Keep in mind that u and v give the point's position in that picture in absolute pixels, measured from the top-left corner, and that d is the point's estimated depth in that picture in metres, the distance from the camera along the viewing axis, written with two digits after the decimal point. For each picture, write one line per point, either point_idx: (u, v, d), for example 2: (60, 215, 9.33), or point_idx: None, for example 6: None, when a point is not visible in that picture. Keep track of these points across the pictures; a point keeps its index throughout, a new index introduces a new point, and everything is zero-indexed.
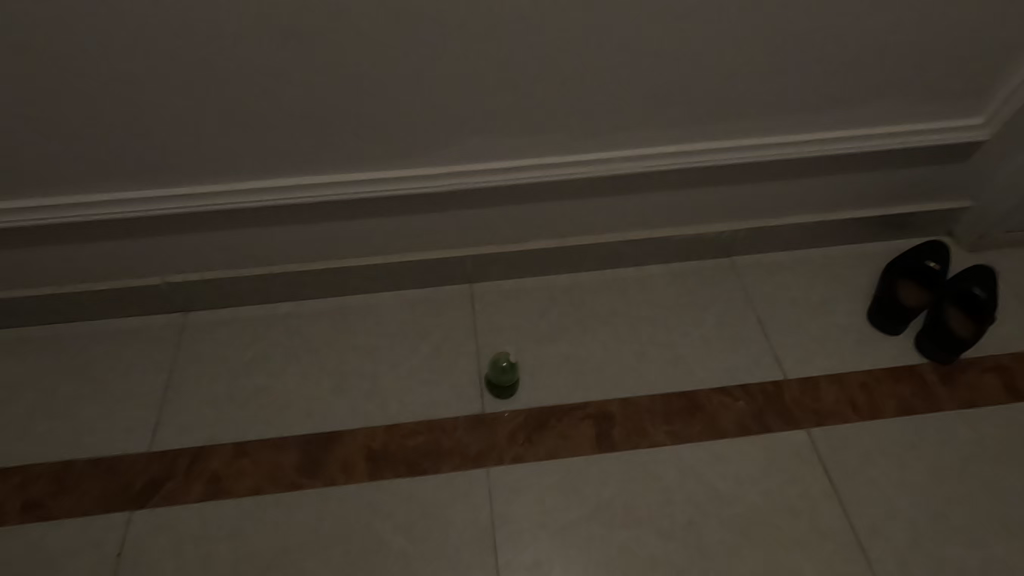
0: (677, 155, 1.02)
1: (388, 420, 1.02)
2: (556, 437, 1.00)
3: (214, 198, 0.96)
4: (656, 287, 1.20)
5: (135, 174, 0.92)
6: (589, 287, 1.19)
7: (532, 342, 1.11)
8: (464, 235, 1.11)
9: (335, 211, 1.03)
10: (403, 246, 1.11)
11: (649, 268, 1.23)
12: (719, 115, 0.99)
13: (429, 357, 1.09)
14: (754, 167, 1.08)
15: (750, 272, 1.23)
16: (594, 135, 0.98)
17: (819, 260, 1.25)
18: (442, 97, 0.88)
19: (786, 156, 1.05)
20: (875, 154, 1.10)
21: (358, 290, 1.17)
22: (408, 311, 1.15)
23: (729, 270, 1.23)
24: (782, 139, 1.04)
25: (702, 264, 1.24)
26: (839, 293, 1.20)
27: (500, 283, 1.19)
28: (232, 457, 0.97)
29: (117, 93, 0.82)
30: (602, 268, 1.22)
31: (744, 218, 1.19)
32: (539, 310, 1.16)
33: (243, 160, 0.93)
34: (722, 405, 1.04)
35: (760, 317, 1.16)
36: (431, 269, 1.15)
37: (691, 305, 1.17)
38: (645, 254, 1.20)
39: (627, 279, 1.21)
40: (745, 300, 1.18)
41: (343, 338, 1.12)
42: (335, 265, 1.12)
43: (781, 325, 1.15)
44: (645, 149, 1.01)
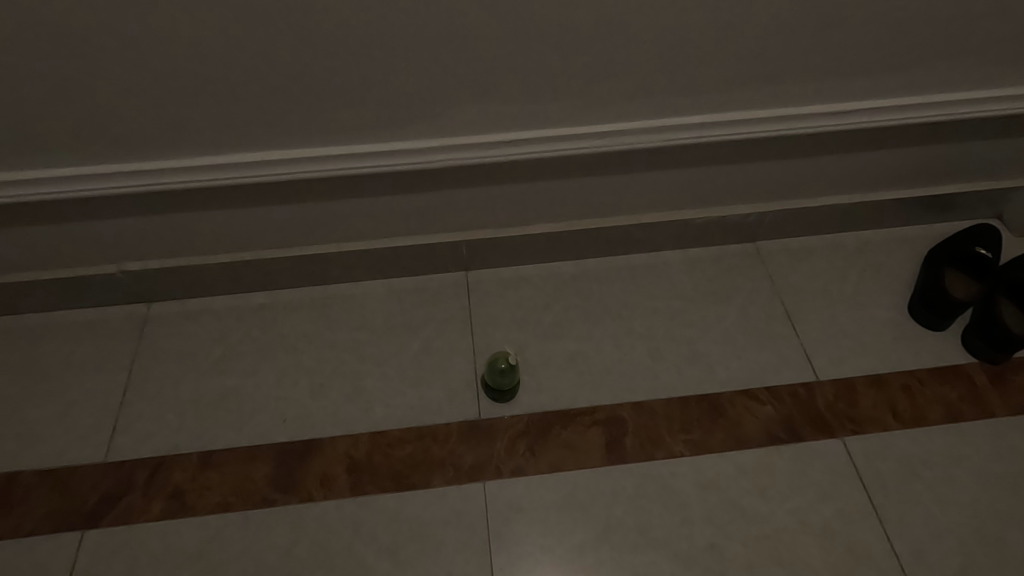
0: (704, 126, 0.88)
1: (372, 426, 0.91)
2: (560, 446, 0.89)
3: (169, 176, 0.83)
4: (673, 276, 1.08)
5: (73, 146, 0.79)
6: (597, 276, 1.07)
7: (535, 338, 1.00)
8: (459, 217, 0.99)
9: (311, 190, 0.90)
10: (389, 229, 0.99)
11: (665, 255, 1.10)
12: (755, 80, 0.85)
13: (420, 354, 0.98)
14: (790, 140, 0.95)
15: (777, 259, 1.10)
16: (610, 103, 0.84)
17: (854, 246, 1.12)
18: (430, 54, 0.75)
19: (828, 129, 0.92)
20: (926, 126, 0.96)
21: (340, 279, 1.05)
22: (396, 302, 1.04)
23: (753, 256, 1.11)
24: (824, 108, 0.90)
25: (724, 250, 1.11)
26: (876, 283, 1.08)
27: (498, 271, 1.07)
28: (197, 469, 0.87)
29: (42, 49, 0.69)
30: (613, 255, 1.09)
31: (772, 199, 1.07)
32: (543, 301, 1.04)
33: (200, 130, 0.80)
34: (747, 411, 0.93)
35: (788, 310, 1.04)
36: (422, 255, 1.03)
37: (711, 296, 1.06)
38: (661, 239, 1.08)
39: (641, 267, 1.09)
40: (772, 291, 1.06)
41: (325, 334, 1.00)
42: (314, 251, 0.99)
43: (814, 319, 1.03)
44: (667, 119, 0.88)
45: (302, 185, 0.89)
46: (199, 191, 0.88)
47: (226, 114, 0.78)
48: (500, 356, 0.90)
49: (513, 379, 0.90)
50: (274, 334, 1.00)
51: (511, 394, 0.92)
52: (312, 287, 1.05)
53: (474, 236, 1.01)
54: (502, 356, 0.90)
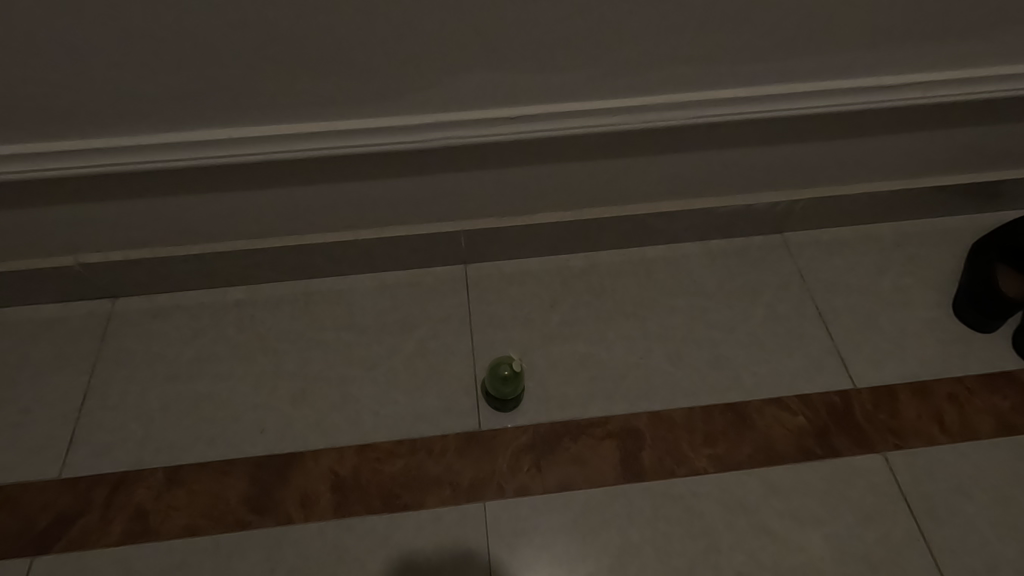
0: (738, 102, 0.77)
1: (360, 438, 0.81)
2: (570, 461, 0.80)
3: (122, 156, 0.72)
4: (692, 271, 0.98)
5: (10, 122, 0.68)
6: (609, 270, 0.97)
7: (541, 339, 0.90)
8: (457, 205, 0.88)
9: (290, 172, 0.80)
10: (378, 218, 0.88)
11: (683, 247, 1.00)
12: (800, 47, 0.73)
13: (413, 357, 0.89)
14: (831, 118, 0.84)
15: (807, 252, 1.00)
16: (631, 74, 0.73)
17: (891, 238, 1.02)
18: (420, 12, 0.63)
19: (877, 106, 0.81)
20: (982, 104, 0.85)
21: (326, 272, 0.95)
22: (387, 299, 0.94)
23: (780, 249, 1.01)
24: (875, 81, 0.78)
25: (748, 242, 1.01)
26: (916, 279, 0.98)
27: (500, 264, 0.97)
28: (163, 486, 0.77)
29: None
30: (626, 247, 0.99)
31: (804, 185, 0.96)
32: (550, 298, 0.94)
33: (155, 103, 0.69)
34: (778, 422, 0.84)
35: (820, 309, 0.94)
36: (415, 247, 0.92)
37: (734, 293, 0.96)
38: (680, 230, 0.98)
39: (657, 260, 0.99)
40: (801, 287, 0.97)
41: (308, 333, 0.91)
42: (295, 241, 0.89)
43: (849, 318, 0.93)
44: (696, 94, 0.77)
45: (279, 167, 0.78)
46: (162, 173, 0.77)
47: (188, 84, 0.67)
48: (503, 362, 0.80)
49: (518, 387, 0.81)
50: (253, 333, 0.91)
51: (515, 403, 0.83)
52: (295, 281, 0.95)
53: (474, 226, 0.91)
54: (505, 362, 0.80)
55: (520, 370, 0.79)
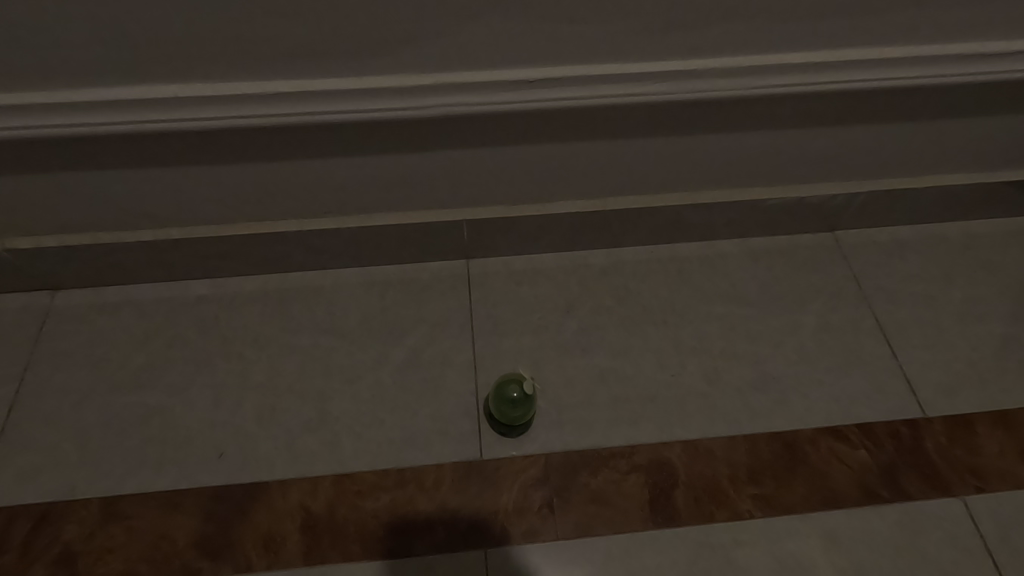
0: (810, 68, 0.62)
1: (337, 466, 0.68)
2: (589, 500, 0.67)
3: (40, 119, 0.58)
4: (731, 274, 0.84)
5: None
6: (635, 271, 0.84)
7: (554, 350, 0.77)
8: (458, 188, 0.74)
9: (252, 142, 0.65)
10: (365, 202, 0.74)
11: (718, 245, 0.87)
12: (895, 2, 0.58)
13: (404, 368, 0.75)
14: (916, 94, 0.69)
15: (863, 254, 0.87)
16: (680, 25, 0.58)
17: (960, 240, 0.88)
18: None
19: (979, 80, 0.65)
20: None
21: (305, 266, 0.81)
22: (376, 298, 0.81)
23: (832, 250, 0.87)
24: (979, 49, 0.63)
25: (794, 241, 0.88)
26: (990, 289, 0.84)
27: (509, 260, 0.84)
28: (99, 521, 0.64)
29: None
30: (654, 243, 0.86)
31: (868, 177, 0.82)
32: (564, 303, 0.81)
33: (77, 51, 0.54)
34: (836, 456, 0.70)
35: (880, 321, 0.81)
36: (409, 239, 0.79)
37: (780, 300, 0.82)
38: (718, 225, 0.84)
39: (689, 260, 0.85)
40: (857, 295, 0.83)
41: (282, 337, 0.77)
42: (266, 228, 0.75)
43: (913, 333, 0.80)
44: (757, 55, 0.61)
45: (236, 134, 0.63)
46: (93, 141, 0.62)
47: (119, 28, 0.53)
48: (513, 381, 0.67)
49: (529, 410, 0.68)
50: (216, 336, 0.77)
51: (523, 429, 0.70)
52: (268, 275, 0.82)
53: (477, 215, 0.77)
54: (515, 381, 0.67)
55: (532, 391, 0.67)
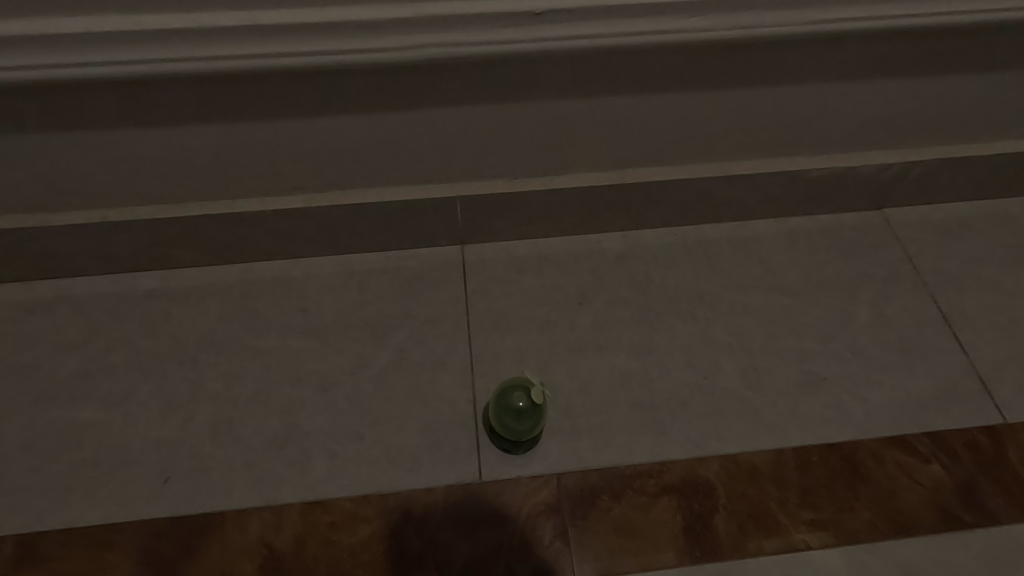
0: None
1: (307, 492, 0.57)
2: (610, 530, 0.56)
3: None
4: (768, 259, 0.73)
5: None
6: (656, 257, 0.73)
7: (565, 349, 0.66)
8: (449, 157, 0.62)
9: (194, 97, 0.53)
10: (339, 175, 0.62)
11: (751, 226, 0.76)
12: None
13: (389, 373, 0.64)
14: (998, 37, 0.57)
15: (919, 234, 0.75)
16: None
17: None
18: None
19: None
20: None
21: (274, 254, 0.70)
22: (357, 291, 0.69)
23: (883, 230, 0.76)
24: None
25: (839, 220, 0.76)
26: None
27: (511, 246, 0.73)
28: (15, 563, 0.53)
29: None
30: (677, 224, 0.74)
31: (930, 143, 0.70)
32: (576, 294, 0.70)
33: None
34: (904, 472, 0.59)
35: (944, 311, 0.70)
36: (393, 220, 0.67)
37: (826, 288, 0.71)
38: (752, 202, 0.73)
39: (718, 243, 0.74)
40: (915, 281, 0.72)
41: (244, 338, 0.66)
42: (221, 208, 0.63)
43: (983, 324, 0.68)
44: None
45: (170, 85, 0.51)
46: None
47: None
48: (517, 390, 0.56)
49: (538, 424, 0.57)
50: (167, 336, 0.65)
51: (530, 444, 0.59)
52: (230, 265, 0.70)
53: (473, 191, 0.65)
54: (521, 389, 0.56)
55: (541, 400, 0.55)
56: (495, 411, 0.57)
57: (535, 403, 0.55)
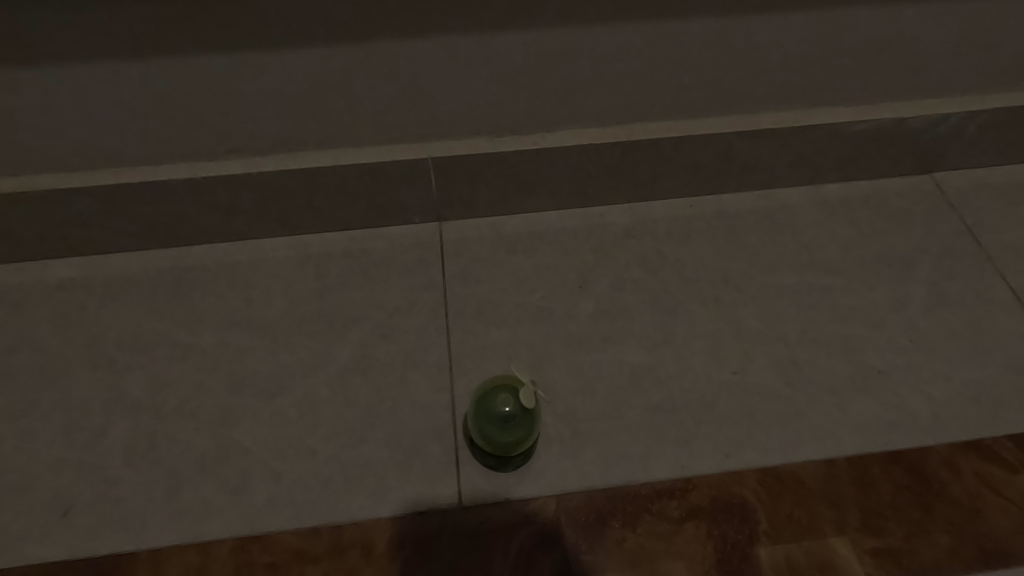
0: None
1: (242, 526, 0.46)
2: (625, 566, 0.45)
3: None
4: (801, 233, 0.62)
5: None
6: (669, 232, 0.61)
7: (562, 342, 0.54)
8: (416, 105, 0.51)
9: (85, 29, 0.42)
10: (283, 133, 0.51)
11: (779, 195, 0.64)
12: None
13: (350, 375, 0.53)
14: None
15: (977, 200, 0.64)
16: None
17: None
18: None
19: None
20: None
21: (213, 236, 0.58)
22: (312, 277, 0.58)
23: (934, 197, 0.64)
24: None
25: (882, 186, 0.65)
26: None
27: (496, 222, 0.61)
28: None
29: None
30: (693, 193, 0.63)
31: (994, 88, 0.59)
32: (575, 276, 0.58)
33: None
34: (987, 485, 0.48)
35: (1013, 289, 0.58)
36: (354, 190, 0.56)
37: (872, 265, 0.60)
38: (781, 165, 0.61)
39: (742, 215, 0.63)
40: (976, 255, 0.60)
41: (174, 335, 0.54)
42: (139, 176, 0.52)
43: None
44: None
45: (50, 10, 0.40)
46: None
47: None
48: (502, 391, 0.45)
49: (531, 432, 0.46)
50: (80, 337, 0.54)
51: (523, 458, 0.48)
52: (162, 249, 0.59)
53: (448, 153, 0.54)
54: (506, 390, 0.45)
55: (533, 403, 0.44)
56: (476, 422, 0.45)
57: (525, 406, 0.44)
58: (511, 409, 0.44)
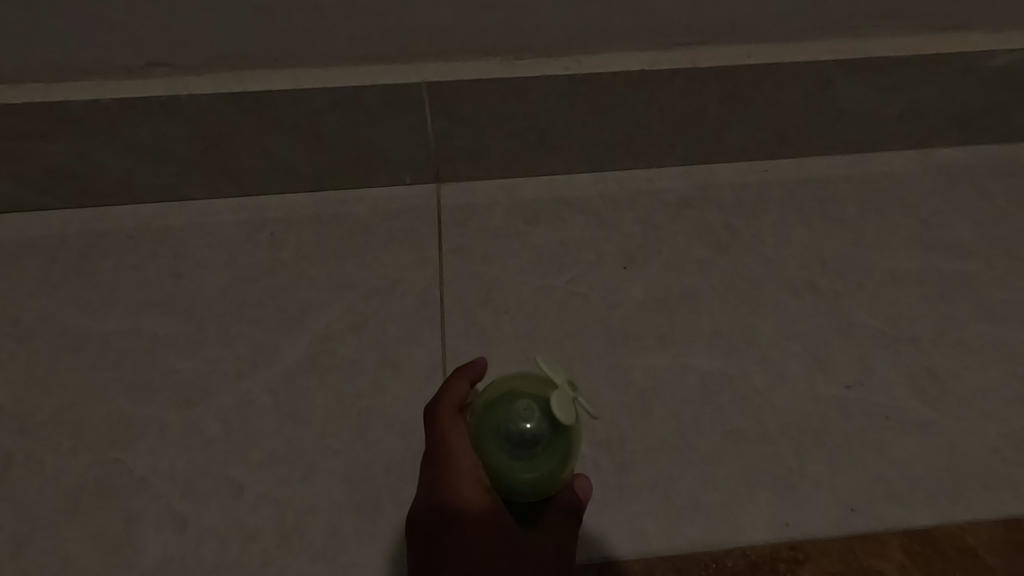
0: None
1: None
2: None
3: None
4: (917, 204, 0.46)
5: None
6: (740, 201, 0.46)
7: (600, 340, 0.39)
8: (407, 7, 0.37)
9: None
10: (222, 41, 0.37)
11: (883, 158, 0.49)
12: None
13: (304, 378, 0.38)
14: None
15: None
16: None
17: None
18: None
19: None
20: None
21: (139, 191, 0.44)
22: (265, 248, 0.43)
23: None
24: None
25: (1018, 148, 0.50)
26: None
27: (513, 183, 0.47)
28: None
29: None
30: (771, 153, 0.48)
31: None
32: (618, 254, 0.43)
33: None
34: None
35: None
36: (323, 132, 0.42)
37: (1018, 248, 0.44)
38: (891, 115, 0.46)
39: (835, 182, 0.48)
40: None
41: (70, 319, 0.40)
42: (26, 96, 0.38)
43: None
44: None
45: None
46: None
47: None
48: (520, 397, 0.27)
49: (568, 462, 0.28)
50: None
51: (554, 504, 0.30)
52: (70, 210, 0.44)
53: (447, 77, 0.40)
54: (527, 397, 0.27)
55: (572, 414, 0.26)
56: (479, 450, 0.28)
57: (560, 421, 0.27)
58: (537, 426, 0.26)
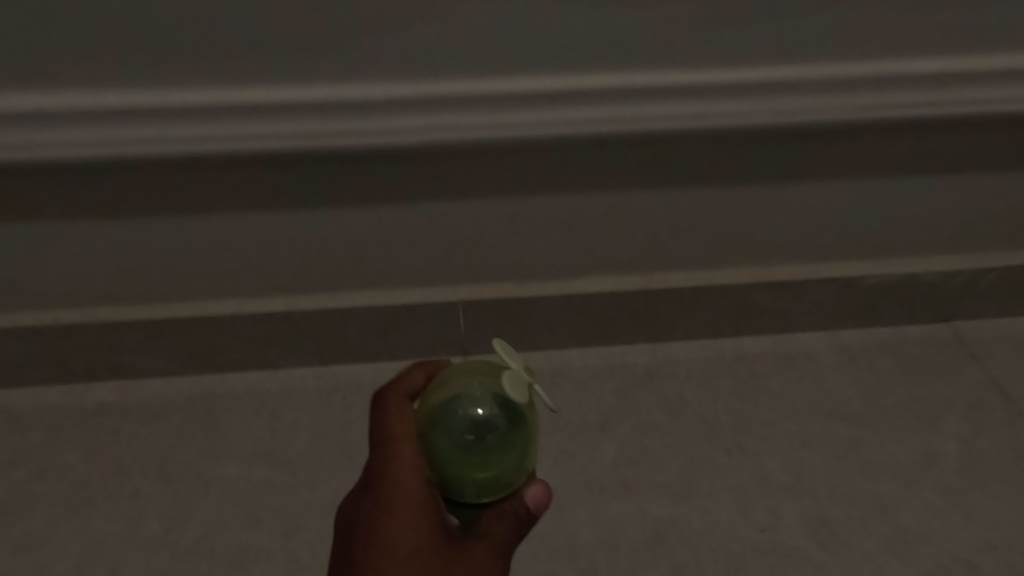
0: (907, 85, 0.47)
1: None
2: None
3: None
4: (822, 378, 0.62)
5: None
6: (689, 374, 0.62)
7: (582, 488, 0.54)
8: (450, 255, 0.55)
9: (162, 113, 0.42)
10: (325, 275, 0.55)
11: (799, 339, 0.65)
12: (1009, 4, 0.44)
13: None
14: None
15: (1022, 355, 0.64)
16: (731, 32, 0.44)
17: None
18: None
19: None
20: None
21: (248, 364, 0.61)
22: (338, 409, 0.59)
23: (954, 346, 0.65)
24: None
25: (902, 332, 0.66)
26: None
27: (520, 358, 0.63)
28: None
29: None
30: (713, 336, 0.64)
31: (989, 249, 0.62)
32: (597, 416, 0.59)
33: None
34: None
35: None
36: (386, 328, 0.59)
37: (897, 416, 0.59)
38: (797, 312, 0.63)
39: (761, 358, 0.64)
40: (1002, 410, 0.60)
41: (198, 465, 0.55)
42: (190, 309, 0.56)
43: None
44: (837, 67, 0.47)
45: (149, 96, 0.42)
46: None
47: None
48: (475, 386, 0.35)
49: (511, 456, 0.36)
50: (108, 465, 0.55)
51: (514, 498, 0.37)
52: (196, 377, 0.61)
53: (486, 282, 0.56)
54: (480, 386, 0.35)
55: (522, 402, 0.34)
56: (435, 438, 0.35)
57: (509, 404, 0.34)
58: (487, 410, 0.34)
